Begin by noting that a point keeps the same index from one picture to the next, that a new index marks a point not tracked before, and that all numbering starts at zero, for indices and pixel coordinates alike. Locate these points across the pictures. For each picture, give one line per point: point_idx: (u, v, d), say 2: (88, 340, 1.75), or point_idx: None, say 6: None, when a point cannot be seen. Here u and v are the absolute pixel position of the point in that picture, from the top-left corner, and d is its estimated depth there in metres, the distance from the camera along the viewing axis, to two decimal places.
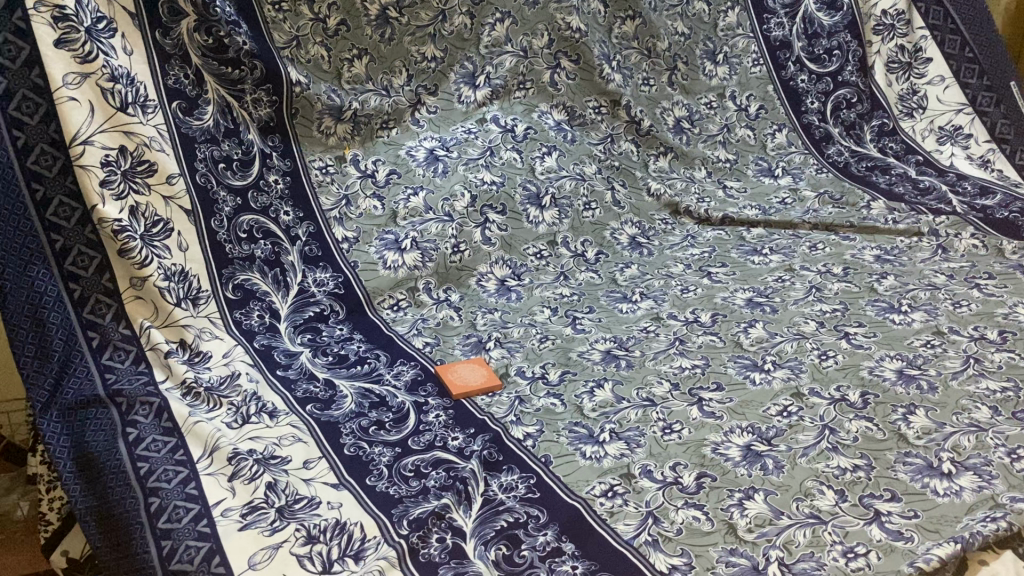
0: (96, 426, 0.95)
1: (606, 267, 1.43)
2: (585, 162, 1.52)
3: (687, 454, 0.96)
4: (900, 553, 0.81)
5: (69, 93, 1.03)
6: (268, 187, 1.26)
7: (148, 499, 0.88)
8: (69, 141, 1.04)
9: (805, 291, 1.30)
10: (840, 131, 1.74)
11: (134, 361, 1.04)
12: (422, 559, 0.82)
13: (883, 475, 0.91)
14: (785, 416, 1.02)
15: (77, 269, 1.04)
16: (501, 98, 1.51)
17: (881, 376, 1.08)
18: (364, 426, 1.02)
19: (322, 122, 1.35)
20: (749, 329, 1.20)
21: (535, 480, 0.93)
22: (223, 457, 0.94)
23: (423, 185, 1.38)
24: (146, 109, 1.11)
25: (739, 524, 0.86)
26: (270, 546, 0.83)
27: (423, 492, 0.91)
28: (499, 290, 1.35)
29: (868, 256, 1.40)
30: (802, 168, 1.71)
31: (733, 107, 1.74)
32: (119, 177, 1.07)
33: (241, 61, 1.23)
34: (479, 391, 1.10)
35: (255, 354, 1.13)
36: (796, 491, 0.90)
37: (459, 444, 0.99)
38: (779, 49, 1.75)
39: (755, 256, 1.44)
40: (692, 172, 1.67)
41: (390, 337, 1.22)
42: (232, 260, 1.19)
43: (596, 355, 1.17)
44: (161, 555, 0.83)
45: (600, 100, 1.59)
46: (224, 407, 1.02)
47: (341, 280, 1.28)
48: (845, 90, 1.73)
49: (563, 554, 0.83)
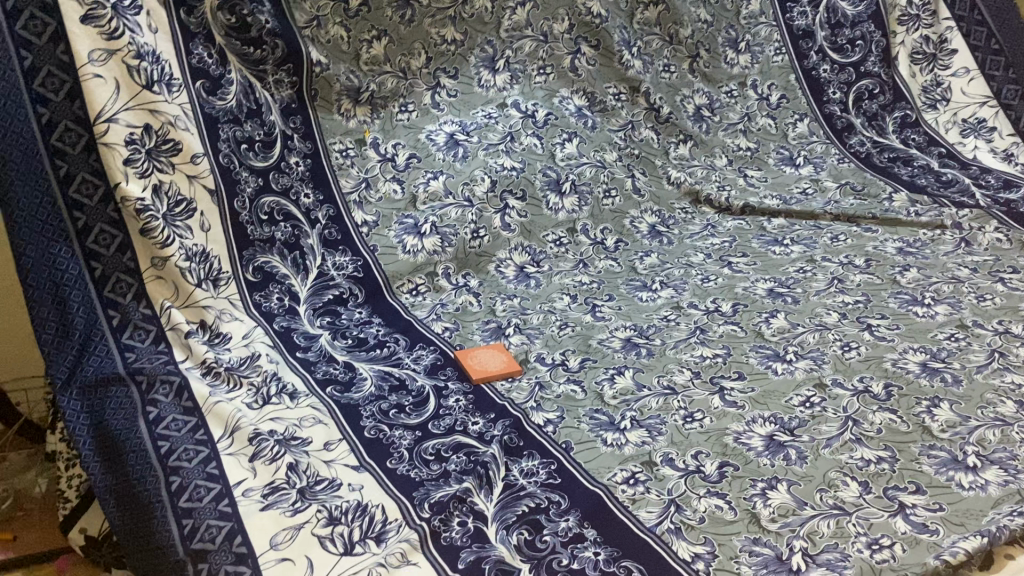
0: (116, 406, 0.95)
1: (626, 255, 1.42)
2: (606, 150, 1.52)
3: (710, 443, 0.95)
4: (925, 546, 0.81)
5: (94, 70, 1.02)
6: (289, 169, 1.25)
7: (169, 477, 0.88)
8: (93, 118, 1.03)
9: (827, 282, 1.29)
10: (863, 122, 1.73)
11: (154, 340, 1.05)
12: (444, 543, 0.81)
13: (908, 467, 0.91)
14: (808, 406, 1.01)
15: (98, 247, 1.04)
16: (522, 83, 1.49)
17: (905, 368, 1.07)
18: (385, 408, 1.02)
19: (341, 105, 1.35)
20: (771, 319, 1.20)
21: (556, 466, 0.93)
22: (244, 437, 0.94)
23: (444, 170, 1.38)
24: (171, 88, 1.11)
25: (763, 513, 0.85)
26: (292, 527, 0.83)
27: (444, 476, 0.90)
28: (518, 276, 1.35)
29: (890, 248, 1.39)
30: (823, 158, 1.69)
31: (754, 96, 1.74)
32: (143, 156, 1.07)
33: (264, 40, 1.22)
34: (498, 376, 1.09)
35: (275, 336, 1.13)
36: (819, 482, 0.89)
37: (480, 429, 0.99)
38: (802, 38, 1.74)
39: (776, 246, 1.43)
40: (712, 161, 1.66)
41: (409, 321, 1.22)
42: (253, 241, 1.19)
43: (616, 342, 1.16)
44: (183, 534, 0.82)
45: (619, 86, 1.58)
46: (245, 387, 1.02)
47: (360, 263, 1.28)
48: (868, 81, 1.71)
49: (585, 540, 0.82)
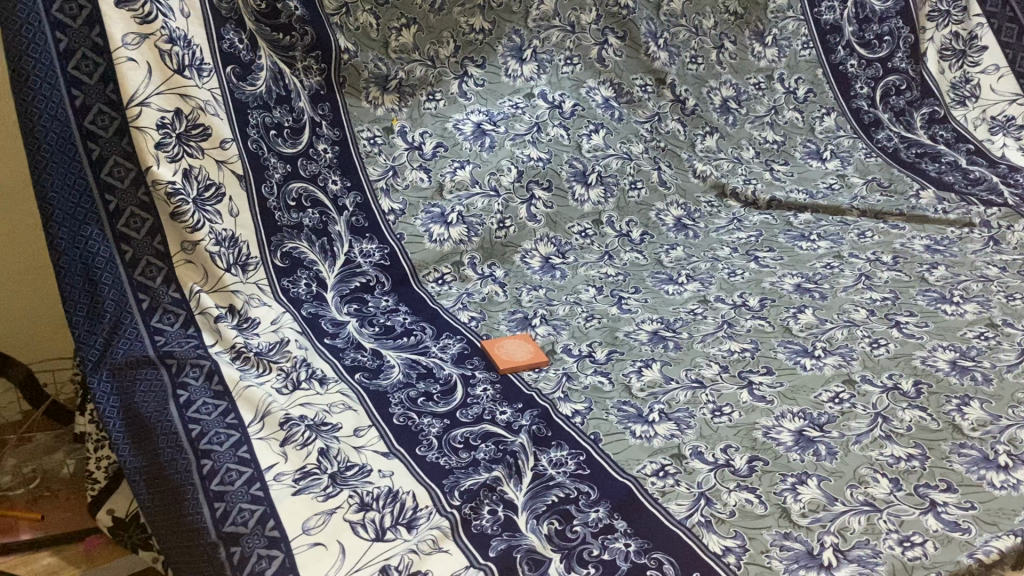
0: (146, 388, 0.95)
1: (651, 248, 1.41)
2: (632, 142, 1.51)
3: (738, 437, 0.95)
4: (957, 544, 0.80)
5: (127, 53, 1.02)
6: (317, 156, 1.25)
7: (201, 460, 0.88)
8: (126, 102, 1.02)
9: (854, 278, 1.29)
10: (890, 117, 1.72)
11: (183, 324, 1.05)
12: (475, 531, 0.82)
13: (938, 465, 0.90)
14: (837, 403, 1.01)
15: (129, 231, 1.03)
16: (549, 73, 1.48)
17: (934, 366, 1.07)
18: (413, 396, 1.02)
19: (369, 92, 1.34)
20: (799, 315, 1.19)
21: (585, 457, 0.93)
22: (274, 422, 0.94)
23: (470, 159, 1.38)
24: (201, 73, 1.10)
25: (793, 509, 0.85)
26: (324, 512, 0.83)
27: (473, 464, 0.91)
28: (543, 267, 1.35)
29: (917, 245, 1.38)
30: (851, 152, 1.68)
31: (782, 89, 1.73)
32: (174, 140, 1.06)
33: (292, 27, 1.22)
34: (525, 366, 1.09)
35: (303, 322, 1.14)
36: (850, 478, 0.89)
37: (508, 419, 0.99)
38: (829, 33, 1.72)
39: (803, 241, 1.42)
40: (739, 153, 1.66)
41: (435, 310, 1.22)
42: (281, 227, 1.19)
43: (643, 335, 1.16)
44: (215, 517, 0.82)
45: (646, 78, 1.57)
46: (274, 372, 1.03)
47: (386, 252, 1.28)
48: (895, 76, 1.71)
49: (615, 531, 0.82)
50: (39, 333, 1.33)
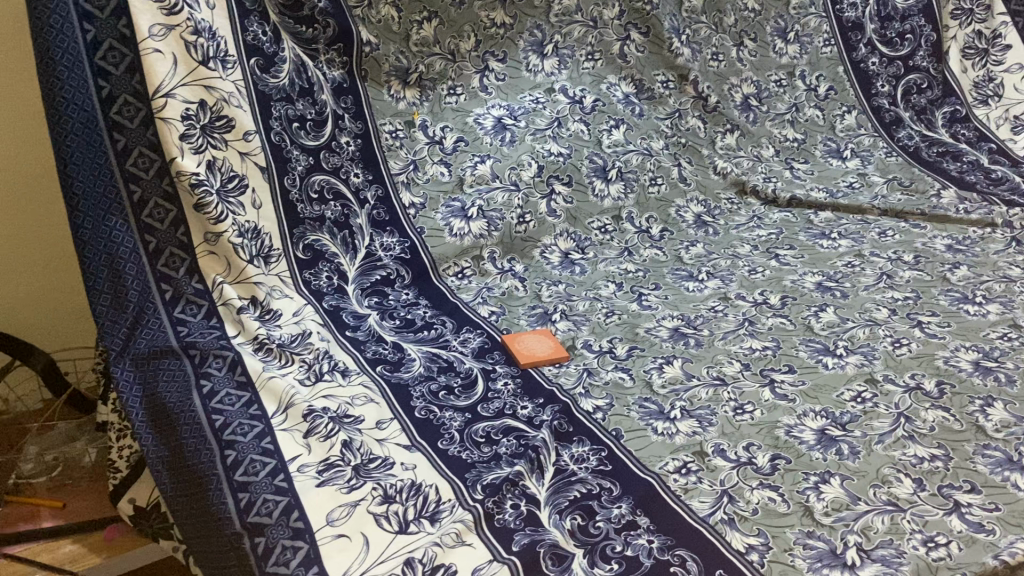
0: (169, 378, 0.96)
1: (671, 244, 1.41)
2: (653, 138, 1.52)
3: (761, 435, 0.95)
4: (982, 545, 0.80)
5: (153, 45, 1.02)
6: (340, 148, 1.25)
7: (224, 451, 0.88)
8: (151, 93, 1.03)
9: (876, 277, 1.28)
10: (911, 115, 1.72)
11: (206, 315, 1.06)
12: (498, 525, 0.82)
13: (962, 466, 0.90)
14: (859, 402, 1.00)
15: (153, 221, 1.04)
16: (570, 68, 1.48)
17: (957, 366, 1.06)
18: (434, 390, 1.02)
19: (391, 85, 1.34)
20: (820, 313, 1.19)
21: (607, 453, 0.93)
22: (297, 414, 0.95)
23: (491, 154, 1.38)
24: (225, 65, 1.10)
25: (816, 507, 0.85)
26: (348, 504, 0.84)
27: (495, 458, 0.91)
28: (563, 263, 1.35)
29: (939, 245, 1.37)
30: (871, 151, 1.68)
31: (803, 86, 1.72)
32: (198, 132, 1.07)
33: (315, 19, 1.22)
34: (545, 361, 1.09)
35: (325, 314, 1.14)
36: (873, 477, 0.89)
37: (529, 413, 0.99)
38: (851, 30, 1.71)
39: (823, 239, 1.42)
40: (759, 151, 1.65)
41: (455, 304, 1.22)
42: (304, 220, 1.19)
43: (664, 332, 1.16)
44: (239, 507, 0.83)
45: (668, 75, 1.57)
46: (296, 363, 1.03)
47: (407, 245, 1.28)
48: (916, 76, 1.71)
49: (638, 527, 0.82)
50: (63, 323, 1.34)
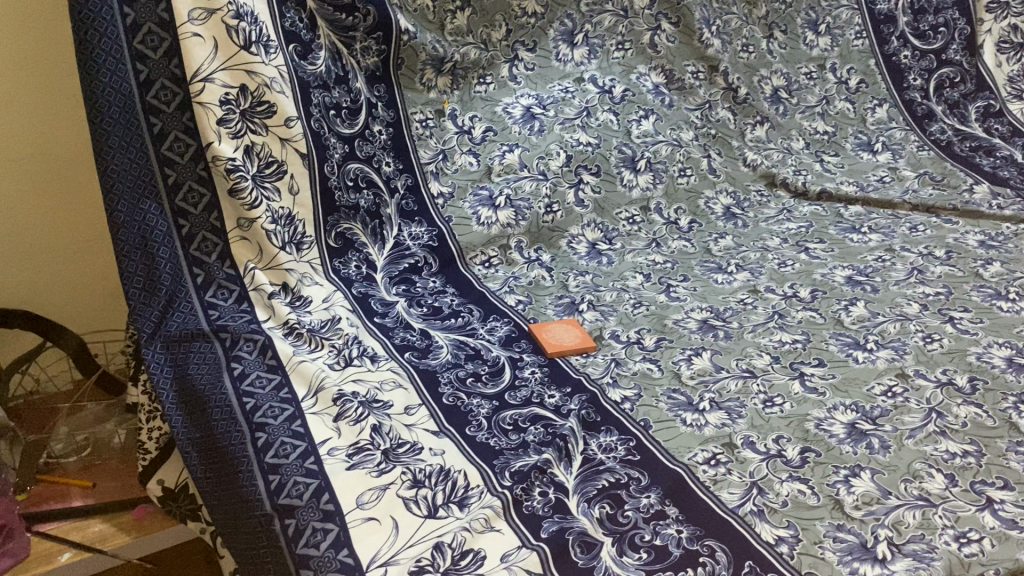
0: (199, 360, 0.96)
1: (699, 236, 1.41)
2: (682, 129, 1.51)
3: (791, 428, 0.95)
4: (1015, 542, 0.79)
5: (193, 29, 1.03)
6: (372, 137, 1.26)
7: (255, 433, 0.89)
8: (189, 77, 1.04)
9: (906, 272, 1.27)
10: (943, 109, 1.70)
11: (237, 299, 1.06)
12: (526, 511, 0.82)
13: (995, 462, 0.89)
14: (890, 396, 0.99)
15: (187, 206, 1.05)
16: (600, 58, 1.47)
17: (989, 363, 1.05)
18: (462, 377, 1.03)
19: (424, 74, 1.33)
20: (851, 307, 1.18)
21: (635, 443, 0.93)
22: (327, 398, 0.95)
23: (519, 143, 1.37)
24: (268, 50, 1.10)
25: (846, 501, 0.84)
26: (377, 488, 0.84)
27: (523, 446, 0.91)
28: (590, 253, 1.35)
29: (971, 240, 1.36)
30: (903, 145, 1.67)
31: (833, 79, 1.70)
32: (237, 117, 1.07)
33: (356, 7, 1.21)
34: (573, 351, 1.09)
35: (354, 301, 1.14)
36: (904, 472, 0.88)
37: (557, 402, 0.99)
38: (884, 23, 1.70)
39: (854, 234, 1.40)
40: (789, 143, 1.64)
41: (482, 292, 1.22)
42: (338, 208, 1.20)
43: (692, 323, 1.16)
44: (270, 489, 0.83)
45: (698, 65, 1.56)
46: (326, 349, 1.04)
47: (435, 234, 1.29)
48: (948, 69, 1.70)
49: (667, 517, 0.82)
50: (98, 301, 1.35)
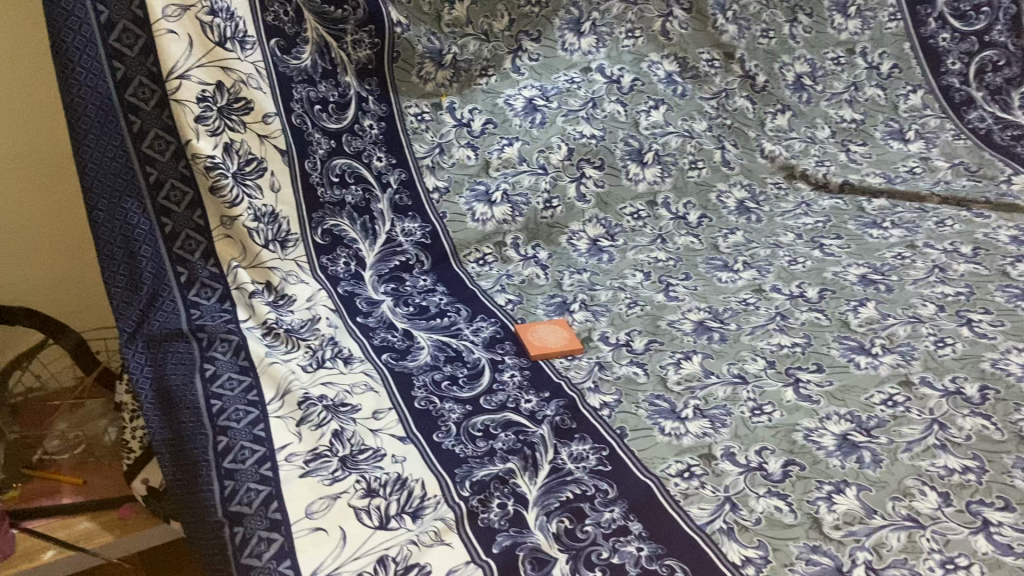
0: (176, 361, 0.95)
1: (708, 233, 1.35)
2: (695, 119, 1.45)
3: (776, 439, 0.89)
4: (1008, 570, 0.72)
5: (167, 26, 1.01)
6: (362, 132, 1.23)
7: (217, 437, 0.87)
8: (166, 73, 1.02)
9: (926, 270, 1.19)
10: (984, 95, 1.57)
11: (219, 298, 1.05)
12: (481, 524, 0.79)
13: (997, 480, 0.82)
14: (889, 406, 0.93)
15: (169, 204, 1.04)
16: (608, 46, 1.42)
17: (1005, 370, 0.97)
18: (437, 379, 1.00)
19: (423, 68, 1.29)
20: (859, 308, 1.11)
21: (608, 452, 0.88)
22: (293, 401, 0.93)
23: (519, 137, 1.33)
24: (245, 46, 1.09)
25: (826, 519, 0.79)
26: (329, 497, 0.82)
27: (489, 454, 0.87)
28: (590, 250, 1.30)
29: (1003, 237, 1.26)
30: (938, 133, 1.57)
31: (863, 64, 1.61)
32: (215, 114, 1.06)
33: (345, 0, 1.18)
34: (557, 353, 1.05)
35: (338, 299, 1.12)
36: (893, 489, 0.82)
37: (532, 408, 0.95)
38: (920, 4, 1.60)
39: (874, 229, 1.32)
40: (814, 132, 1.56)
41: (472, 291, 1.19)
42: (323, 204, 1.18)
43: (687, 325, 1.10)
44: (223, 495, 0.82)
45: (713, 52, 1.49)
46: (302, 350, 1.03)
47: (429, 230, 1.26)
48: (992, 51, 1.57)
49: (629, 533, 0.78)
50: (85, 304, 1.37)
